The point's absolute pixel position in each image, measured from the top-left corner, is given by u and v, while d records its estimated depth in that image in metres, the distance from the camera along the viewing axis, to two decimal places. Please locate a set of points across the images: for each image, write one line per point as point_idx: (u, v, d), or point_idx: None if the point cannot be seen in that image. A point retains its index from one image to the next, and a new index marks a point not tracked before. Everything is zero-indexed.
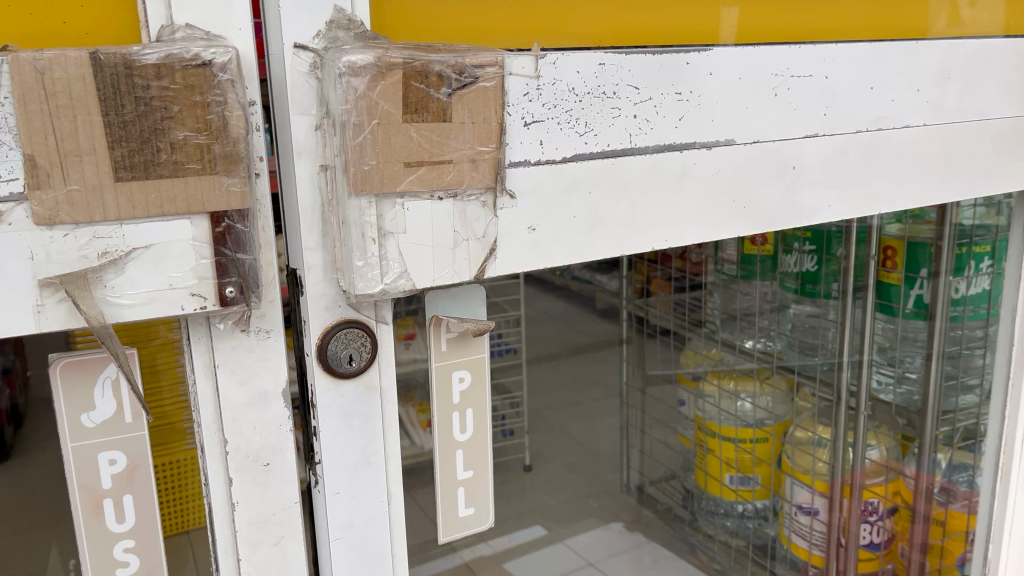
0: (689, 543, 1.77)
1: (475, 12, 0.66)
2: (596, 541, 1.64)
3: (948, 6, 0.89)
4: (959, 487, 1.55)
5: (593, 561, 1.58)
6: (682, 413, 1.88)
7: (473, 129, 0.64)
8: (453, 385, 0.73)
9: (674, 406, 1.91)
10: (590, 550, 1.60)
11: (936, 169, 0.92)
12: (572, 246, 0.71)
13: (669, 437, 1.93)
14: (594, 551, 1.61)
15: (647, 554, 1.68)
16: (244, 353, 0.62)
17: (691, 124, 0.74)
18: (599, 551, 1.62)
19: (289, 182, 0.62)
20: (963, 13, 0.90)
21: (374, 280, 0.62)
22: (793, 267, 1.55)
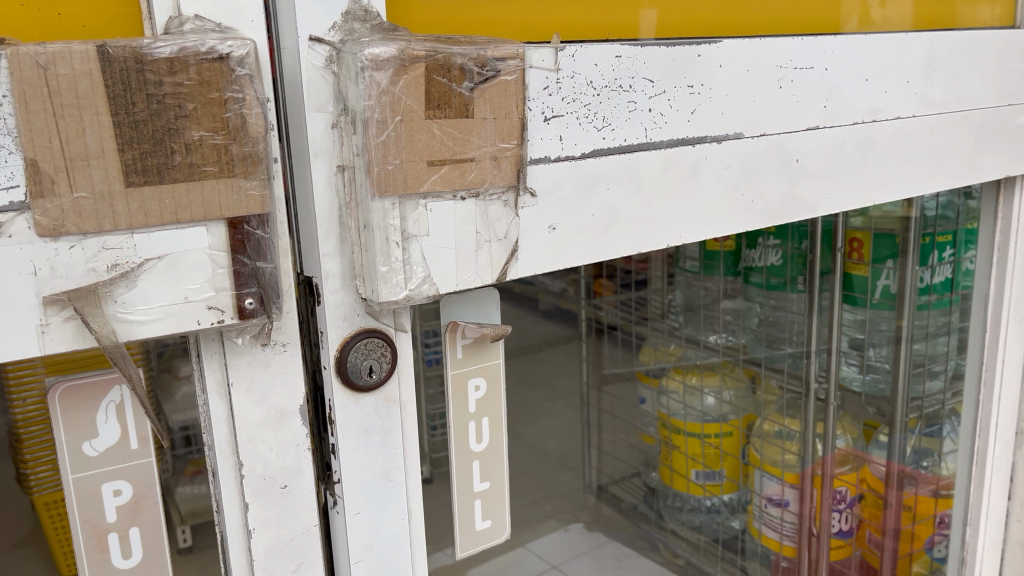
0: (652, 539, 1.70)
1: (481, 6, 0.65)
2: (555, 543, 1.48)
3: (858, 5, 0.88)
4: (925, 472, 1.59)
5: (556, 564, 1.42)
6: (643, 411, 1.93)
7: (495, 125, 0.61)
8: (469, 394, 0.70)
9: (635, 404, 2.01)
10: (551, 553, 1.45)
11: (922, 161, 0.94)
12: (590, 245, 0.69)
13: (631, 436, 2.01)
14: (555, 553, 1.46)
15: (609, 554, 1.51)
16: (259, 370, 0.58)
17: (702, 118, 0.73)
18: (560, 553, 1.46)
19: (304, 184, 0.58)
20: (872, 14, 0.89)
21: (399, 287, 0.59)
22: (757, 261, 1.63)
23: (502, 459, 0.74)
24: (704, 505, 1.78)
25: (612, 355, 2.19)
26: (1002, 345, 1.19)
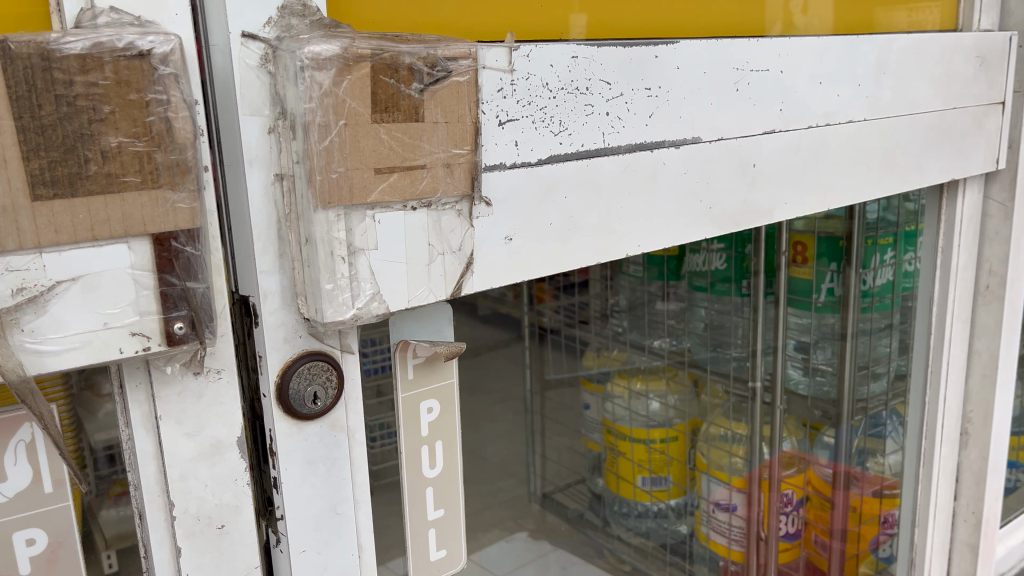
0: (598, 546, 1.61)
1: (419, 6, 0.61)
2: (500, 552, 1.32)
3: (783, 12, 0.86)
4: (869, 473, 1.61)
5: None
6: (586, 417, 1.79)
7: (447, 130, 0.57)
8: (421, 416, 0.66)
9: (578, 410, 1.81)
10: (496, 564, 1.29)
11: (875, 162, 0.93)
12: (548, 256, 0.66)
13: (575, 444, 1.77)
14: (500, 564, 1.30)
15: (554, 562, 1.44)
16: (191, 401, 0.52)
17: (661, 122, 0.70)
18: (505, 564, 1.31)
19: (237, 195, 0.53)
20: (796, 20, 0.88)
21: (345, 306, 0.54)
22: (702, 266, 1.59)
23: (457, 483, 0.70)
24: (652, 510, 1.71)
25: (557, 360, 1.86)
26: (946, 348, 1.22)
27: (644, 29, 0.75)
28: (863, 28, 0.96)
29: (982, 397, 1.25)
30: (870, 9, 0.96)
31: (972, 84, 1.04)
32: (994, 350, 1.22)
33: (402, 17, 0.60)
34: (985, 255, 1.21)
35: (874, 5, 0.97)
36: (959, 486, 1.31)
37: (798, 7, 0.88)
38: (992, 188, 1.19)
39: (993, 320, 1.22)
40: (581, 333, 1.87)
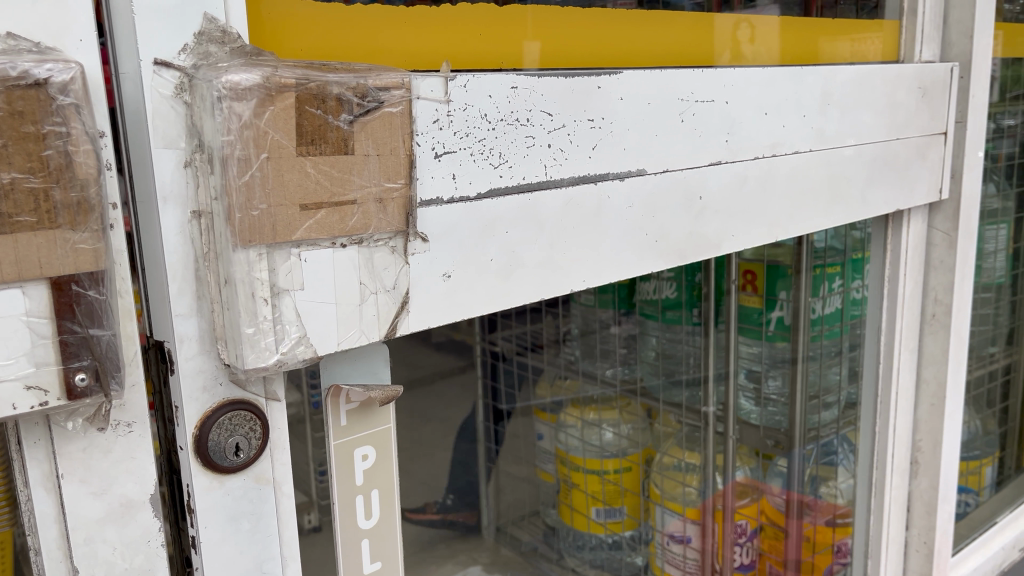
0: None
1: (358, 30, 0.59)
2: None
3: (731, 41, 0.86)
4: (821, 501, 1.60)
5: None
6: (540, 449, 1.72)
7: (379, 163, 0.54)
8: (356, 464, 0.62)
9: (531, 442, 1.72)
10: None
11: (821, 193, 0.93)
12: (489, 292, 0.63)
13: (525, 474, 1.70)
14: None
15: None
16: (98, 458, 0.48)
17: (604, 153, 0.68)
18: None
19: (150, 232, 0.49)
20: (744, 50, 0.88)
21: (268, 351, 0.50)
22: (651, 295, 1.52)
23: (396, 534, 0.66)
24: (607, 542, 1.66)
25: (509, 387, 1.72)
26: (894, 378, 1.22)
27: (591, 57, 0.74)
28: (808, 59, 0.96)
29: (930, 426, 1.25)
30: (815, 39, 0.96)
31: (916, 115, 1.05)
32: (941, 379, 1.23)
33: (338, 46, 0.58)
34: (931, 284, 1.22)
35: (819, 36, 0.97)
36: (910, 516, 1.31)
37: (745, 37, 0.88)
38: (935, 218, 1.20)
39: (939, 349, 1.22)
40: (535, 362, 1.74)
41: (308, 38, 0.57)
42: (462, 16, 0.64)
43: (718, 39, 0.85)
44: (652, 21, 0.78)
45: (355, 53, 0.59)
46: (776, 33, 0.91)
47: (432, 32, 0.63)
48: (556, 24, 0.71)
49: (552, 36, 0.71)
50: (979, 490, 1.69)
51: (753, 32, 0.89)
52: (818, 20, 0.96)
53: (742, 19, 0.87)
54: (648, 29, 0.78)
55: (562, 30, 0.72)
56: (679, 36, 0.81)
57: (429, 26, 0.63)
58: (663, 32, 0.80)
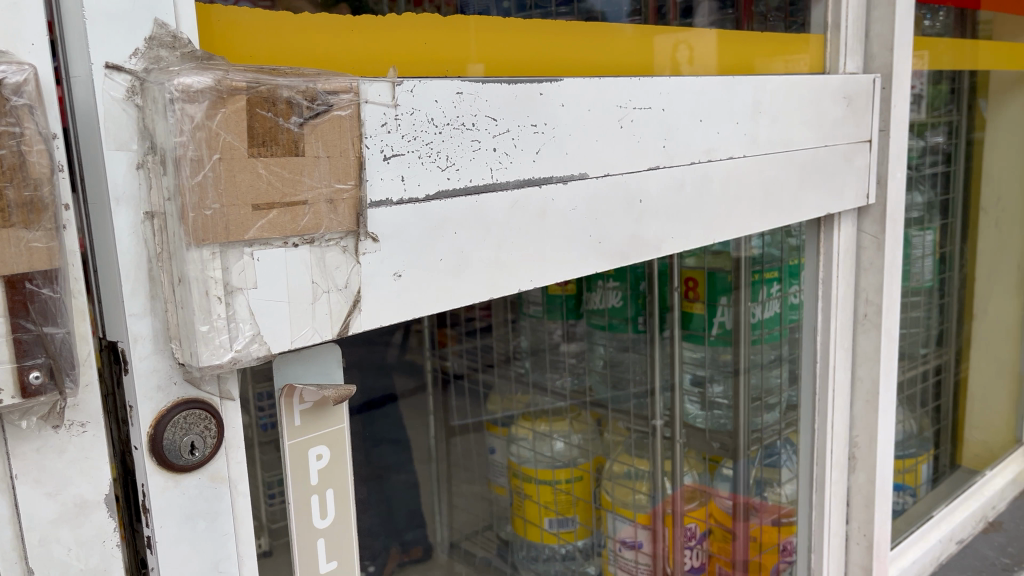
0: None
1: (307, 42, 0.61)
2: None
3: (671, 64, 0.91)
4: (767, 502, 1.64)
5: None
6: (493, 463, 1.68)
7: (329, 164, 0.55)
8: (310, 463, 0.63)
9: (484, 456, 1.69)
10: None
11: (755, 197, 0.97)
12: (439, 291, 0.64)
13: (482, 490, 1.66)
14: None
15: None
16: (52, 458, 0.48)
17: (548, 157, 0.71)
18: None
19: (103, 234, 0.49)
20: (683, 71, 0.92)
21: (223, 348, 0.51)
22: (599, 304, 1.54)
23: (351, 534, 0.67)
24: (560, 552, 1.63)
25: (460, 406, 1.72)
26: (830, 376, 1.27)
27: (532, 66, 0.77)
28: (743, 69, 1.00)
29: (866, 422, 1.31)
30: (750, 56, 1.01)
31: (842, 124, 1.10)
32: (875, 376, 1.28)
33: (288, 58, 0.60)
34: (862, 286, 1.27)
35: (754, 54, 1.02)
36: (851, 510, 1.36)
37: (683, 58, 0.92)
38: (864, 222, 1.26)
39: (872, 348, 1.28)
40: (486, 377, 1.73)
41: (260, 52, 0.58)
42: (408, 27, 0.66)
43: (658, 58, 0.89)
44: (592, 39, 0.82)
45: (303, 58, 0.60)
46: (711, 50, 0.96)
47: (379, 40, 0.65)
48: (498, 35, 0.74)
49: (494, 49, 0.74)
50: (915, 487, 1.76)
51: (691, 53, 0.93)
52: (750, 37, 1.01)
53: (680, 41, 0.92)
54: (589, 45, 0.82)
55: (505, 43, 0.74)
56: (619, 52, 0.85)
57: (376, 35, 0.65)
58: (603, 48, 0.83)
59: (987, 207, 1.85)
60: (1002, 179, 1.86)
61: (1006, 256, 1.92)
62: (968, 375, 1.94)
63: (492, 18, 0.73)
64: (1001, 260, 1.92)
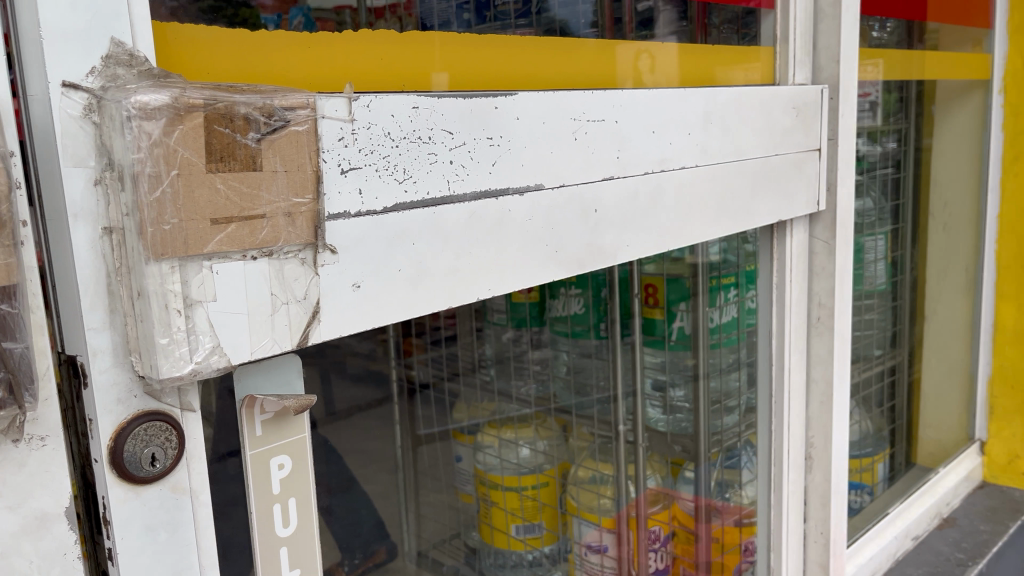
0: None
1: (266, 57, 0.62)
2: None
3: (633, 71, 0.93)
4: (729, 504, 1.58)
5: None
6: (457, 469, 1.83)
7: (287, 179, 0.56)
8: (272, 473, 0.64)
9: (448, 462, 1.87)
10: None
11: (708, 205, 0.99)
12: (398, 301, 0.66)
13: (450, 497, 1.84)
14: None
15: None
16: (12, 472, 0.49)
17: (504, 169, 0.72)
18: None
19: (61, 249, 0.50)
20: (645, 79, 0.95)
21: (183, 360, 0.52)
22: (562, 311, 1.58)
23: (314, 543, 0.68)
24: (526, 559, 1.67)
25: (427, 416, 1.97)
26: (785, 378, 1.30)
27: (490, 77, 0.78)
28: (703, 81, 1.04)
29: (821, 422, 1.34)
30: (709, 66, 1.05)
31: (791, 133, 1.14)
32: (829, 377, 1.32)
33: (247, 73, 0.61)
34: (815, 290, 1.31)
35: (713, 63, 1.06)
36: (808, 509, 1.39)
37: (645, 67, 0.95)
38: (816, 228, 1.29)
39: (825, 350, 1.31)
40: (451, 385, 1.92)
41: (221, 66, 0.59)
42: (364, 42, 0.68)
43: (620, 67, 0.92)
44: (552, 50, 0.84)
45: (261, 75, 0.61)
46: (674, 62, 1.00)
47: (335, 55, 0.66)
48: (458, 49, 0.75)
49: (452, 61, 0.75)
50: (873, 485, 1.79)
51: (654, 62, 0.96)
52: (708, 50, 1.05)
53: (641, 50, 0.95)
54: (552, 56, 0.84)
55: (464, 55, 0.76)
56: (580, 63, 0.87)
57: (334, 50, 0.66)
58: (565, 59, 0.85)
59: (936, 212, 1.90)
60: (950, 185, 1.92)
61: (955, 260, 1.97)
62: (921, 376, 2.00)
63: (449, 34, 0.75)
64: (951, 263, 1.97)
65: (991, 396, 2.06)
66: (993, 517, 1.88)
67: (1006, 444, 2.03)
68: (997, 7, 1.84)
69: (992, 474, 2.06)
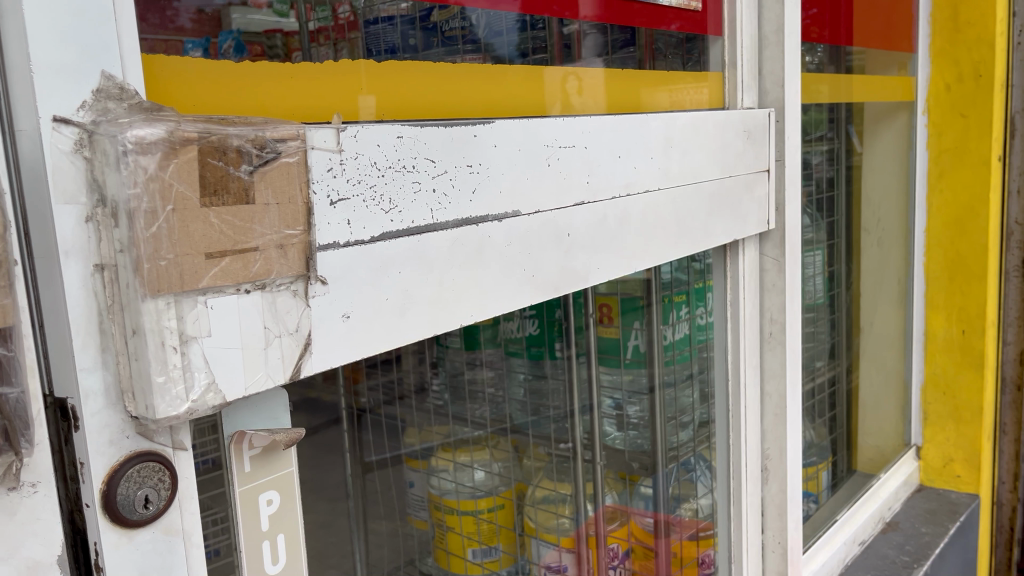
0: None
1: (222, 89, 0.61)
2: None
3: (561, 94, 0.93)
4: (683, 518, 1.60)
5: None
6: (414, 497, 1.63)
7: (279, 211, 0.56)
8: (261, 509, 0.63)
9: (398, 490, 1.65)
10: None
11: (669, 226, 1.02)
12: (386, 331, 0.65)
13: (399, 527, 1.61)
14: None
15: None
16: (2, 521, 0.47)
17: (482, 196, 0.73)
18: None
19: (50, 289, 0.48)
20: (573, 101, 0.95)
21: (179, 399, 0.51)
22: (516, 332, 1.51)
23: None
24: None
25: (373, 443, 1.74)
26: (742, 394, 1.35)
27: (431, 107, 0.77)
28: (631, 108, 1.04)
29: (776, 435, 1.38)
30: (637, 91, 1.05)
31: (742, 156, 1.18)
32: (782, 391, 1.37)
33: (201, 105, 0.60)
34: (766, 306, 1.36)
35: (640, 86, 1.05)
36: (765, 520, 1.43)
37: (573, 89, 0.95)
38: (766, 246, 1.34)
39: (778, 365, 1.36)
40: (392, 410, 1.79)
41: (178, 97, 0.58)
42: (310, 72, 0.67)
43: (548, 91, 0.92)
44: (485, 76, 0.84)
45: (230, 109, 0.62)
46: (601, 85, 0.99)
47: (287, 84, 0.65)
48: (410, 79, 0.76)
49: (393, 88, 0.74)
50: (817, 494, 1.83)
51: (581, 84, 0.96)
52: (637, 72, 1.05)
53: (569, 73, 0.94)
54: (485, 81, 0.84)
55: (404, 83, 0.75)
56: (516, 86, 0.87)
57: (297, 81, 0.66)
58: (500, 83, 0.85)
59: (869, 227, 1.97)
60: (881, 202, 1.99)
61: (889, 274, 2.05)
62: (859, 385, 2.04)
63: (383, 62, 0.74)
64: (884, 277, 2.05)
65: (925, 403, 2.16)
66: (932, 519, 1.97)
67: (941, 449, 2.14)
68: (918, 32, 1.95)
69: (929, 478, 2.18)
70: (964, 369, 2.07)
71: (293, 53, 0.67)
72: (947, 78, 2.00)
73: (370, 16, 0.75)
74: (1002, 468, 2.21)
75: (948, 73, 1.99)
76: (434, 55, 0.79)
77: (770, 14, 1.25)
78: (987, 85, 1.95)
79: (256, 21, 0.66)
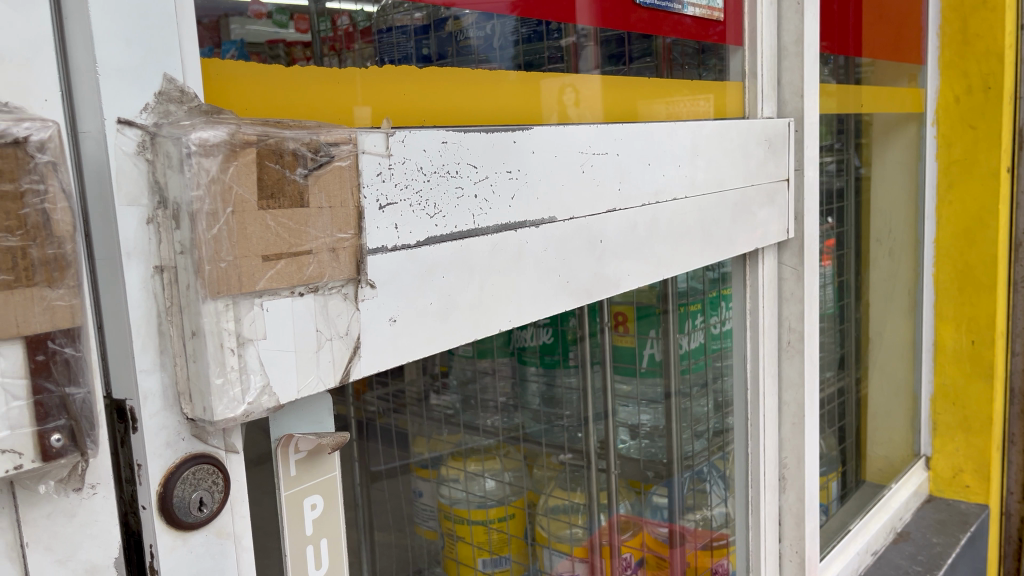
0: None
1: (267, 93, 0.62)
2: None
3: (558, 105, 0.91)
4: (690, 527, 1.59)
5: None
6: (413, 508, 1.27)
7: (331, 215, 0.56)
8: (306, 514, 0.62)
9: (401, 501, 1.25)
10: None
11: (695, 234, 1.02)
12: (430, 334, 0.66)
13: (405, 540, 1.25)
14: None
15: None
16: (62, 523, 0.47)
17: (521, 201, 0.74)
18: None
19: (109, 290, 0.49)
20: (569, 113, 0.93)
21: (237, 401, 0.51)
22: (529, 340, 1.28)
23: None
24: None
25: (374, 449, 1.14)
26: (760, 403, 1.42)
27: (448, 117, 0.78)
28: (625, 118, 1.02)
29: (794, 443, 1.45)
30: (634, 101, 1.03)
31: (764, 164, 1.18)
32: (799, 400, 1.44)
33: (248, 108, 0.61)
34: (784, 315, 1.42)
35: (638, 98, 1.04)
36: (783, 530, 1.50)
37: (570, 100, 0.93)
38: (784, 255, 1.40)
39: (796, 373, 1.43)
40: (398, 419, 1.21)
41: (230, 103, 0.60)
42: (347, 78, 0.68)
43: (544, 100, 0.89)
44: (498, 86, 0.83)
45: (275, 112, 0.63)
46: (597, 96, 0.97)
47: (326, 90, 0.66)
48: (433, 87, 0.76)
49: (420, 95, 0.75)
50: (829, 504, 1.79)
51: (577, 96, 0.94)
52: (637, 82, 1.03)
53: (565, 84, 0.92)
54: (495, 91, 0.83)
55: (430, 90, 0.76)
56: (525, 95, 0.87)
57: (336, 86, 0.67)
58: (515, 93, 0.85)
59: (879, 237, 1.97)
60: (891, 211, 2.00)
61: (897, 285, 2.06)
62: (869, 394, 2.02)
63: (410, 69, 0.74)
64: (893, 288, 2.05)
65: (934, 414, 2.17)
66: (944, 530, 1.97)
67: (950, 459, 2.15)
68: (927, 44, 1.97)
69: (938, 488, 2.19)
70: (974, 379, 2.08)
71: (296, 64, 0.64)
72: (956, 90, 2.01)
73: (387, 22, 0.72)
74: (1011, 479, 2.21)
75: (957, 85, 2.01)
76: (450, 64, 0.78)
77: (789, 25, 1.26)
78: (995, 98, 1.96)
79: (255, 32, 0.61)
